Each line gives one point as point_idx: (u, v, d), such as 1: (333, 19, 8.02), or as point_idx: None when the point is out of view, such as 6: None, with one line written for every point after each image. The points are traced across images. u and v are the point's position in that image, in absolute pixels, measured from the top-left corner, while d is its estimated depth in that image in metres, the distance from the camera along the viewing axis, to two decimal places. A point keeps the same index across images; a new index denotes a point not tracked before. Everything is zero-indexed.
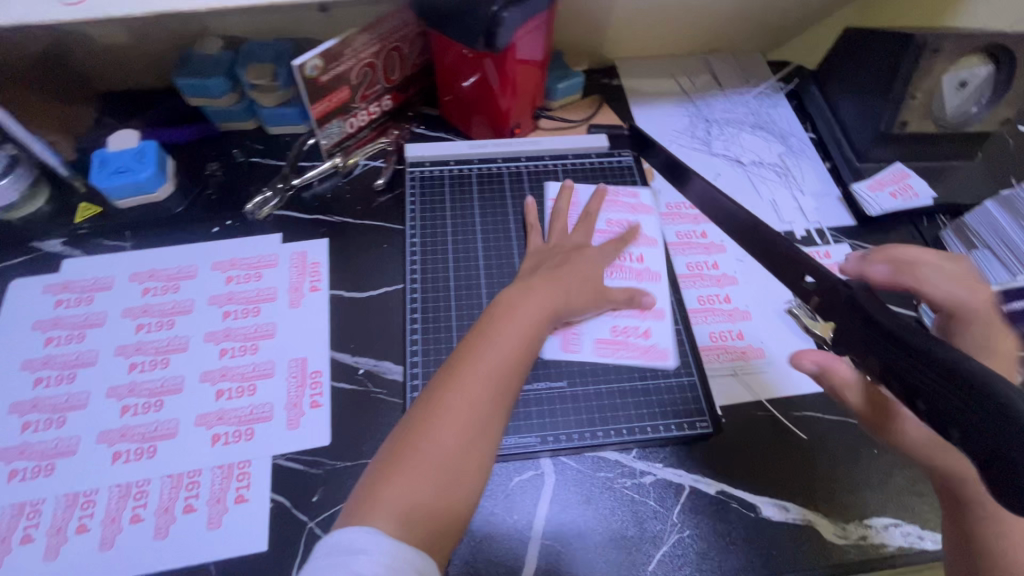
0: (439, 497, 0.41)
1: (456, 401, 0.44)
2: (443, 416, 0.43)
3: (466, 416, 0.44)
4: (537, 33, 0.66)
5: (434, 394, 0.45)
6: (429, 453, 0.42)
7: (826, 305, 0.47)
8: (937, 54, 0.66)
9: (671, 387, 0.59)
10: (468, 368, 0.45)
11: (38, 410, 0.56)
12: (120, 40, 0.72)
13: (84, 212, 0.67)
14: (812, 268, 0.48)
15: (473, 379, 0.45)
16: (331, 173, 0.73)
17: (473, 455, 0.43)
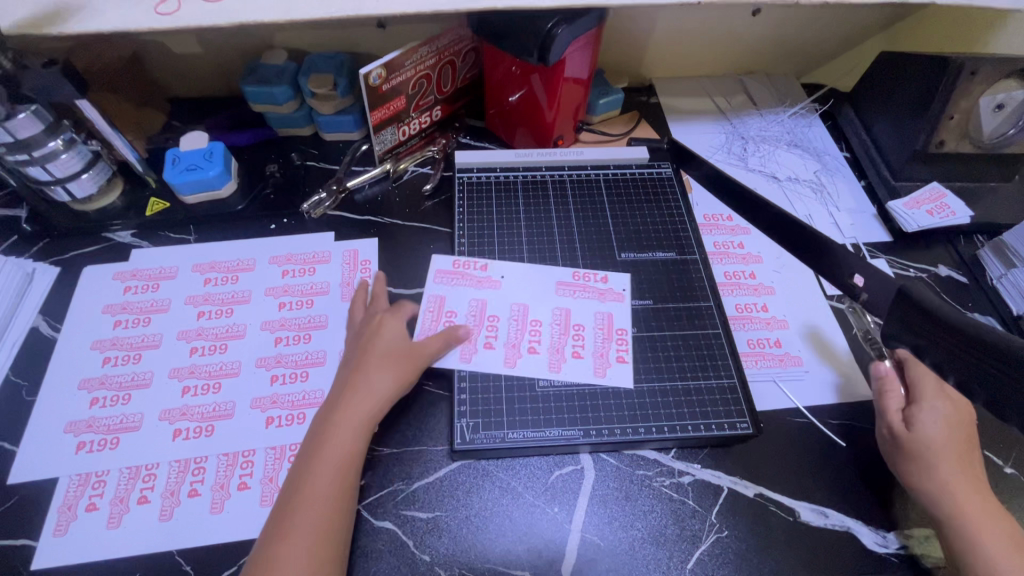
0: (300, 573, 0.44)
1: (319, 478, 0.48)
2: (303, 496, 0.47)
3: (321, 489, 0.48)
4: (585, 50, 0.69)
5: (297, 473, 0.49)
6: (290, 533, 0.45)
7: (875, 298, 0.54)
8: (973, 77, 0.67)
9: (714, 388, 0.60)
10: (325, 446, 0.50)
11: (105, 387, 0.59)
12: (194, 51, 0.78)
13: (154, 206, 0.72)
14: (862, 269, 0.53)
15: (323, 459, 0.49)
16: (381, 178, 0.77)
17: (328, 531, 0.46)
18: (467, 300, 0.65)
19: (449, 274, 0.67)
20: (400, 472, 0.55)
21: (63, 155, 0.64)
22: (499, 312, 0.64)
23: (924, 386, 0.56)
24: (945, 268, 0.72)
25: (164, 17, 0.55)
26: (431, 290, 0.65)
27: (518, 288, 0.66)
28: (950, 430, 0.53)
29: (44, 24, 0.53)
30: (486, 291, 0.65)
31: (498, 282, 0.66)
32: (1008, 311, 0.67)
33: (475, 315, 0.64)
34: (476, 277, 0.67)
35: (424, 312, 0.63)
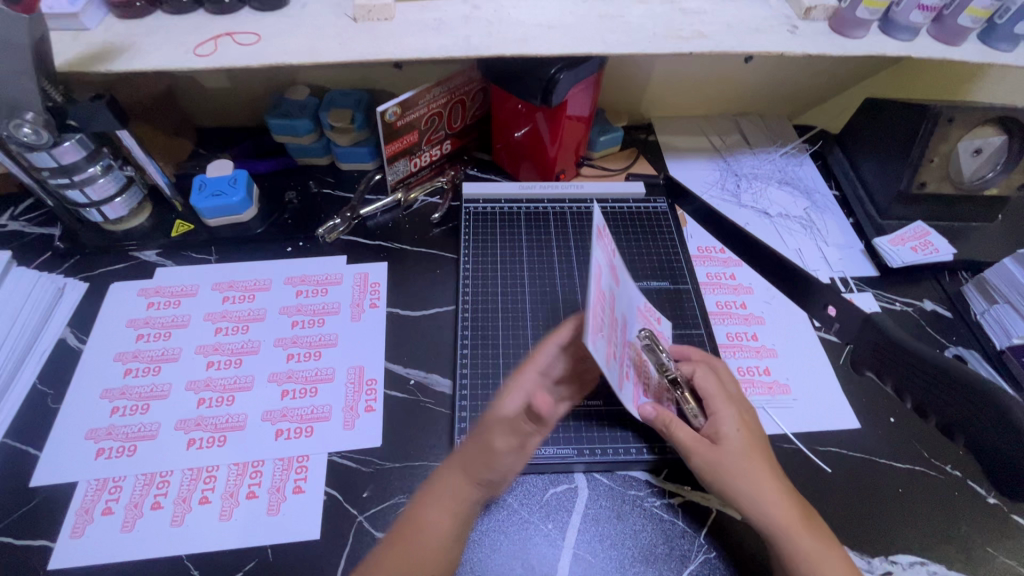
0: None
1: (434, 521, 0.47)
2: (416, 536, 0.47)
3: (434, 539, 0.47)
4: (586, 92, 0.74)
5: (413, 509, 0.48)
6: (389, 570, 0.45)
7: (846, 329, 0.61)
8: (950, 123, 0.72)
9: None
10: (444, 488, 0.48)
11: (126, 397, 0.62)
12: (224, 86, 0.85)
13: (179, 228, 0.77)
14: (835, 301, 0.61)
15: (438, 502, 0.48)
16: (392, 206, 0.81)
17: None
18: (612, 287, 0.51)
19: (604, 239, 0.50)
20: (401, 486, 0.58)
21: (101, 179, 0.69)
22: (622, 319, 0.54)
23: (717, 396, 0.57)
24: (930, 302, 0.75)
25: (202, 58, 0.61)
26: (598, 248, 0.47)
27: (629, 298, 0.57)
28: (749, 435, 0.55)
29: (95, 63, 0.59)
30: (615, 280, 0.53)
31: (628, 281, 0.56)
32: (992, 346, 0.70)
33: (612, 312, 0.51)
34: (615, 261, 0.53)
35: (592, 296, 0.45)
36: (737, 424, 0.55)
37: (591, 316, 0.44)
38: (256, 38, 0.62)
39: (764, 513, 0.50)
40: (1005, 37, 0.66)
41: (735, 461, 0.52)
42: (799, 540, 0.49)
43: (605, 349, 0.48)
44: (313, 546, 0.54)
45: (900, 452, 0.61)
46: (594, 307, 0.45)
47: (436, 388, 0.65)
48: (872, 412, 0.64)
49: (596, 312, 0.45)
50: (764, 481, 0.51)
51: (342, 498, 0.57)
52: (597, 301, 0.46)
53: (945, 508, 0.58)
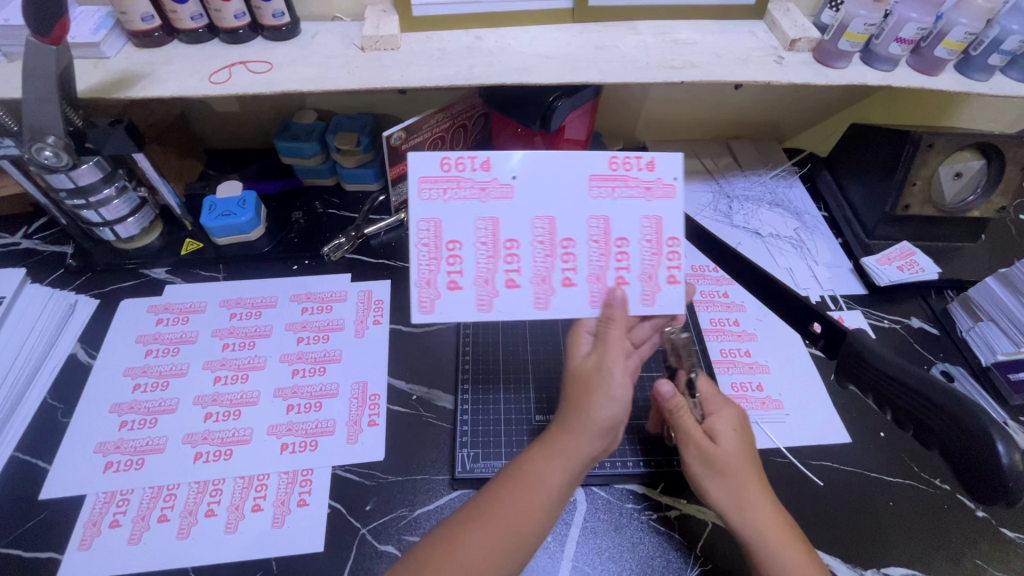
0: (491, 550, 0.45)
1: (550, 475, 0.49)
2: (529, 483, 0.48)
3: (549, 489, 0.48)
4: (583, 118, 0.77)
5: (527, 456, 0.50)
6: (502, 508, 0.47)
7: (829, 344, 0.62)
8: (930, 149, 0.74)
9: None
10: (564, 443, 0.50)
11: (134, 411, 0.64)
12: (234, 111, 0.88)
13: (188, 246, 0.79)
14: (818, 317, 0.61)
15: (553, 452, 0.50)
16: (396, 226, 0.84)
17: (538, 525, 0.47)
18: (529, 219, 0.56)
19: (436, 181, 0.56)
20: (404, 499, 0.59)
21: (116, 201, 0.72)
22: (516, 235, 0.56)
23: (711, 396, 0.60)
24: (917, 320, 0.77)
25: (216, 85, 0.64)
26: (481, 212, 0.56)
27: (535, 196, 0.56)
28: (744, 441, 0.56)
29: (116, 89, 0.62)
30: (493, 204, 0.56)
31: (506, 186, 0.56)
32: (978, 362, 0.72)
33: (541, 239, 0.56)
34: (474, 184, 0.56)
35: (416, 245, 0.56)
36: (734, 425, 0.57)
37: (465, 293, 0.56)
38: (268, 66, 0.65)
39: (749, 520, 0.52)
40: (980, 68, 0.70)
41: (727, 466, 0.54)
42: (782, 547, 0.50)
43: (533, 296, 0.56)
44: (316, 558, 0.55)
45: (890, 466, 0.63)
46: (453, 279, 0.56)
47: (437, 403, 0.66)
48: (862, 427, 0.66)
49: (454, 282, 0.56)
50: (751, 488, 0.53)
51: (346, 511, 0.58)
52: (485, 257, 0.56)
53: (934, 520, 0.59)
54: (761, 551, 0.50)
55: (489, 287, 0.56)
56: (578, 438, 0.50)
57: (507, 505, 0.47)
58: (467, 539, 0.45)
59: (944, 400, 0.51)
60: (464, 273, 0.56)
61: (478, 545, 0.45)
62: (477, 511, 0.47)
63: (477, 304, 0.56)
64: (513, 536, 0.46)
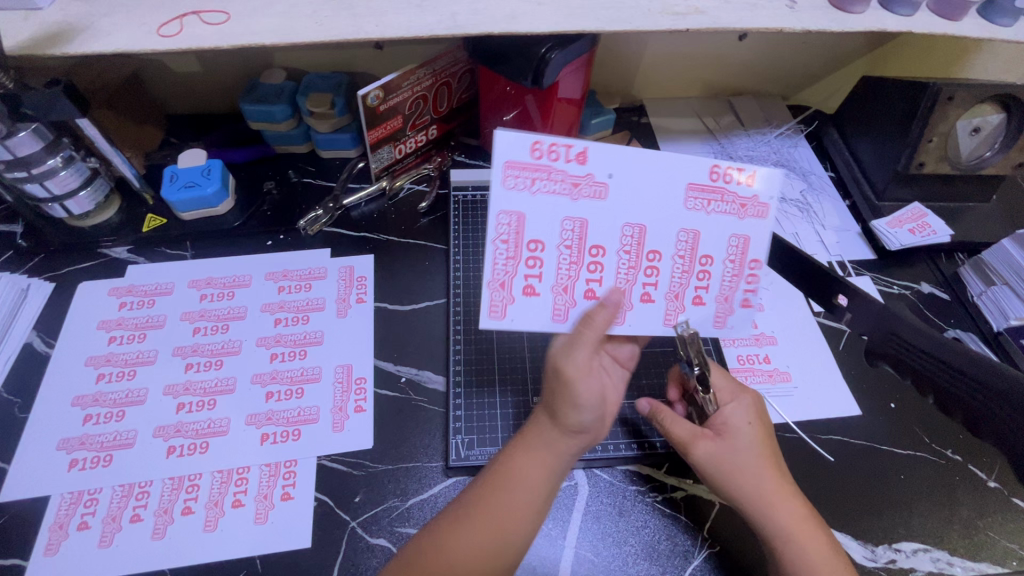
0: (476, 551, 0.44)
1: (528, 472, 0.47)
2: (508, 480, 0.47)
3: (526, 487, 0.47)
4: (578, 73, 0.71)
5: (504, 457, 0.49)
6: (482, 508, 0.46)
7: (858, 319, 0.56)
8: (950, 101, 0.69)
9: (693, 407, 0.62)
10: (539, 438, 0.49)
11: (99, 404, 0.59)
12: (193, 70, 0.80)
13: (151, 223, 0.73)
14: (847, 290, 0.54)
15: (528, 449, 0.48)
16: (377, 196, 0.78)
17: (523, 529, 0.46)
18: (618, 227, 0.51)
19: (525, 168, 0.48)
20: (396, 490, 0.56)
21: (62, 172, 0.65)
22: (601, 242, 0.51)
23: (724, 384, 0.56)
24: (928, 285, 0.74)
25: (166, 39, 0.56)
26: (569, 212, 0.50)
27: (630, 200, 0.50)
28: (761, 433, 0.53)
29: (49, 46, 0.54)
30: (584, 204, 0.50)
31: (602, 185, 0.49)
32: (990, 328, 0.69)
33: (628, 249, 0.52)
34: (567, 177, 0.49)
35: (494, 241, 0.49)
36: (748, 413, 0.53)
37: (541, 300, 0.52)
38: (225, 16, 0.57)
39: (774, 517, 0.48)
40: (1005, 11, 0.63)
41: (742, 460, 0.50)
42: (804, 543, 0.47)
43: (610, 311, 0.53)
44: (304, 554, 0.52)
45: (902, 437, 0.61)
46: (530, 283, 0.51)
47: (428, 385, 0.62)
48: (873, 397, 0.63)
49: (530, 287, 0.51)
50: (771, 482, 0.50)
51: (333, 504, 0.54)
52: (567, 263, 0.51)
53: (945, 493, 0.57)
54: (784, 547, 0.47)
55: (567, 296, 0.52)
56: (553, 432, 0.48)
57: (486, 504, 0.46)
58: (451, 540, 0.45)
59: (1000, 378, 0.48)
60: (542, 278, 0.51)
61: (461, 550, 0.44)
62: (459, 512, 0.46)
63: (552, 315, 0.52)
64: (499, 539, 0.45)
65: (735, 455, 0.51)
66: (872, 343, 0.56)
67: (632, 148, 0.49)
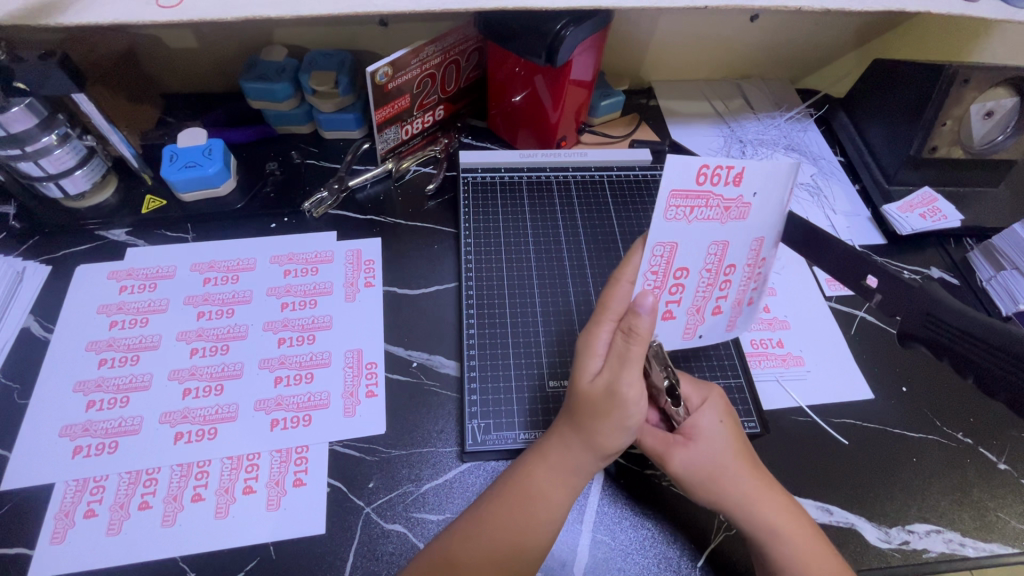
0: (495, 563, 0.44)
1: (552, 488, 0.47)
2: (531, 495, 0.47)
3: (551, 497, 0.47)
4: (590, 52, 0.69)
5: (524, 467, 0.49)
6: (501, 525, 0.46)
7: (888, 301, 0.56)
8: (966, 84, 0.68)
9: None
10: (567, 451, 0.48)
11: (102, 389, 0.57)
12: (190, 46, 0.77)
13: (150, 204, 0.71)
14: (877, 270, 0.54)
15: (555, 466, 0.48)
16: (383, 177, 0.76)
17: (541, 543, 0.46)
18: (747, 243, 0.50)
19: (687, 196, 0.47)
20: (409, 476, 0.55)
21: (57, 150, 0.62)
22: (735, 263, 0.51)
23: (691, 389, 0.54)
24: (937, 270, 0.74)
25: (166, 9, 0.54)
26: (716, 236, 0.49)
27: (769, 218, 0.50)
28: (733, 430, 0.52)
29: (41, 14, 0.51)
30: (730, 226, 0.49)
31: (748, 205, 0.48)
32: (998, 313, 0.70)
33: (750, 262, 0.52)
34: (721, 202, 0.48)
35: (648, 272, 0.49)
36: (717, 416, 0.52)
37: (676, 322, 0.54)
38: None
39: (758, 514, 0.48)
40: None
41: (720, 462, 0.50)
42: (793, 538, 0.47)
43: (728, 320, 0.56)
44: (317, 541, 0.51)
45: (913, 421, 0.61)
46: (670, 308, 0.53)
47: (440, 370, 0.61)
48: (884, 381, 0.63)
49: (671, 311, 0.53)
50: (750, 480, 0.50)
51: (346, 490, 0.54)
52: (704, 284, 0.52)
53: (960, 477, 0.57)
54: (771, 541, 0.48)
55: (699, 315, 0.54)
56: (582, 451, 0.47)
57: (507, 519, 0.46)
58: (469, 550, 0.45)
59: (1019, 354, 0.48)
60: (680, 302, 0.53)
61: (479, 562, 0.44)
62: (475, 521, 0.46)
63: (683, 333, 0.55)
64: (521, 543, 0.45)
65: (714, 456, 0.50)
66: (904, 324, 0.55)
67: (785, 166, 0.47)
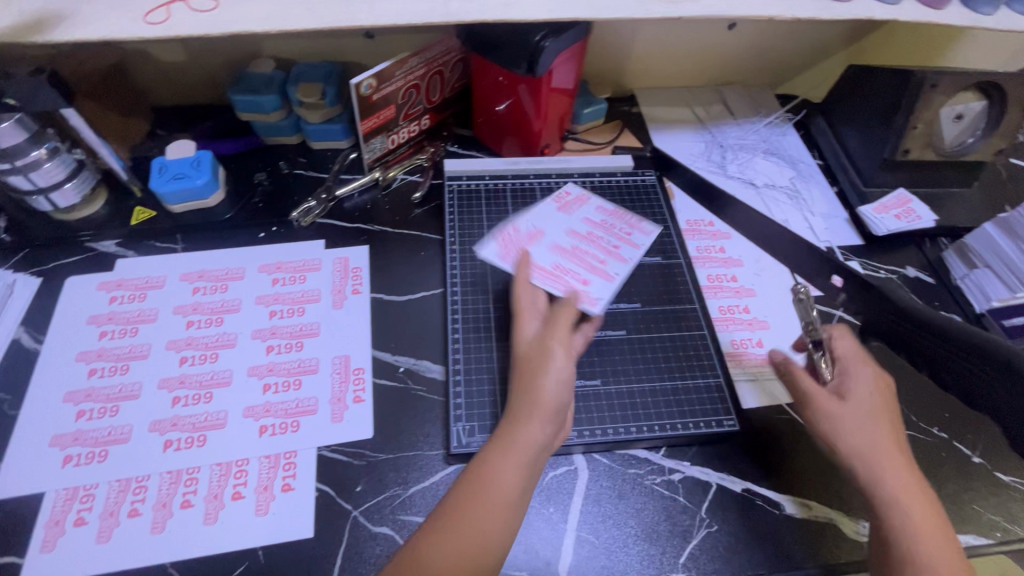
0: (459, 563, 0.43)
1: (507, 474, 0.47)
2: (486, 480, 0.47)
3: (510, 494, 0.47)
4: (570, 61, 0.71)
5: (481, 458, 0.49)
6: (463, 524, 0.45)
7: (857, 303, 0.57)
8: (934, 88, 0.71)
9: (679, 386, 0.62)
10: (518, 438, 0.49)
11: (92, 399, 0.58)
12: (179, 59, 0.78)
13: (139, 216, 0.72)
14: None
15: (511, 452, 0.48)
16: (370, 186, 0.77)
17: (500, 539, 0.45)
18: (567, 233, 0.70)
19: (506, 250, 0.68)
20: (396, 479, 0.56)
21: (47, 164, 0.63)
22: (574, 245, 0.69)
23: (847, 351, 0.56)
24: (913, 269, 0.76)
25: (153, 26, 0.55)
26: (545, 249, 0.68)
27: (558, 218, 0.72)
28: (884, 403, 0.53)
29: (32, 33, 0.53)
30: (542, 241, 0.69)
31: (536, 231, 0.70)
32: (972, 309, 0.72)
33: (588, 233, 0.71)
34: (519, 237, 0.69)
35: (555, 285, 0.64)
36: (872, 382, 0.54)
37: (595, 284, 0.65)
38: (214, 4, 0.57)
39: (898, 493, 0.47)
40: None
41: (874, 437, 0.50)
42: (925, 540, 0.45)
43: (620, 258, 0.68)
44: (305, 544, 0.52)
45: None
46: (582, 280, 0.65)
47: (427, 374, 0.62)
48: None
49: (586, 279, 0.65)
50: (886, 450, 0.49)
51: (334, 494, 0.54)
52: (579, 267, 0.66)
53: (936, 470, 0.59)
54: (900, 533, 0.46)
55: (602, 270, 0.67)
56: (533, 428, 0.49)
57: (472, 514, 0.45)
58: (437, 552, 0.44)
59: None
60: (588, 272, 0.66)
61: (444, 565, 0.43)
62: (444, 522, 0.45)
63: (607, 280, 0.66)
64: (480, 547, 0.44)
65: (858, 426, 0.51)
66: (868, 322, 0.55)
67: (539, 209, 0.73)
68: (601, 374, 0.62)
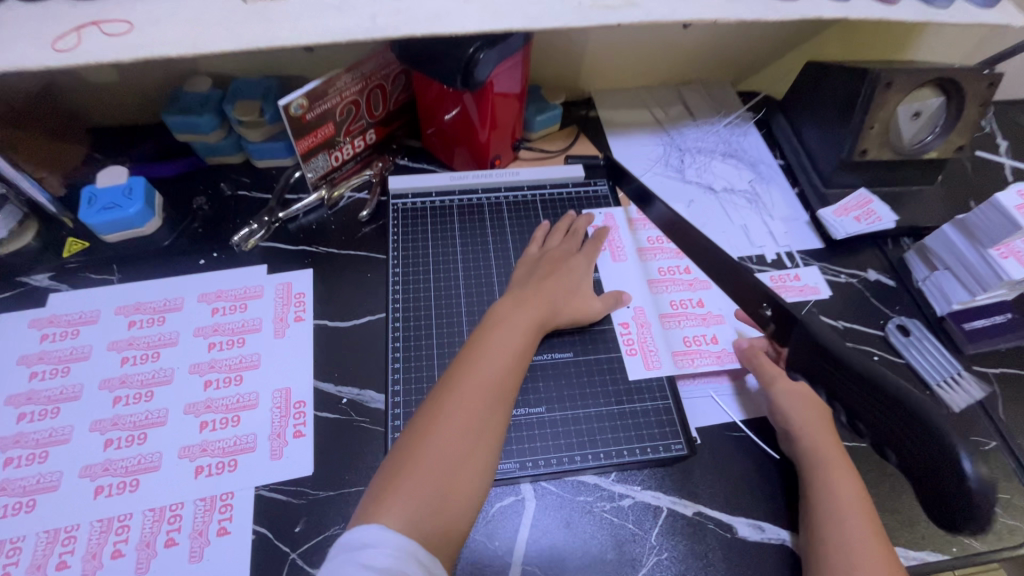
0: (458, 438, 0.49)
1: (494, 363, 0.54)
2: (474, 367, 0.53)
3: (491, 376, 0.53)
4: (514, 69, 0.68)
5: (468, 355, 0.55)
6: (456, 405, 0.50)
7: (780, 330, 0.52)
8: (889, 88, 0.69)
9: (627, 412, 0.60)
10: (492, 334, 0.56)
11: (21, 445, 0.56)
12: (110, 79, 0.75)
13: (71, 247, 0.69)
14: (767, 296, 0.52)
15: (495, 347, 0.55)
16: (316, 206, 0.75)
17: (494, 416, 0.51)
18: (653, 292, 0.69)
19: (684, 351, 0.65)
20: (338, 517, 0.54)
21: None
22: (669, 304, 0.69)
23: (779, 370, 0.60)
24: (874, 272, 0.74)
25: (62, 54, 0.52)
26: (663, 323, 0.67)
27: (627, 276, 0.70)
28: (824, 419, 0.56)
29: None
30: (642, 321, 0.67)
31: (638, 310, 0.68)
32: (933, 313, 0.70)
33: (667, 281, 0.71)
34: (694, 318, 0.67)
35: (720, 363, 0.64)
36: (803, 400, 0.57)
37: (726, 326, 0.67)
38: (127, 27, 0.54)
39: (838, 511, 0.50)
40: None
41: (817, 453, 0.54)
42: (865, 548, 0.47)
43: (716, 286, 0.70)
44: None
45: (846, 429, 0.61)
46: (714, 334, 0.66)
47: (369, 405, 0.61)
48: None
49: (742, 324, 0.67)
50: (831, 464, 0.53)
51: (273, 536, 0.53)
52: (701, 322, 0.67)
53: (893, 484, 0.58)
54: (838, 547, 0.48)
55: (711, 318, 0.68)
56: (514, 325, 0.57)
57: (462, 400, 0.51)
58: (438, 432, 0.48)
59: (955, 492, 0.40)
60: (707, 328, 0.67)
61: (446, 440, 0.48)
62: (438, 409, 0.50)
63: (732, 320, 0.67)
64: (472, 423, 0.50)
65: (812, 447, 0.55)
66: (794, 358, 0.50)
67: (602, 275, 0.70)
68: (544, 401, 0.60)
